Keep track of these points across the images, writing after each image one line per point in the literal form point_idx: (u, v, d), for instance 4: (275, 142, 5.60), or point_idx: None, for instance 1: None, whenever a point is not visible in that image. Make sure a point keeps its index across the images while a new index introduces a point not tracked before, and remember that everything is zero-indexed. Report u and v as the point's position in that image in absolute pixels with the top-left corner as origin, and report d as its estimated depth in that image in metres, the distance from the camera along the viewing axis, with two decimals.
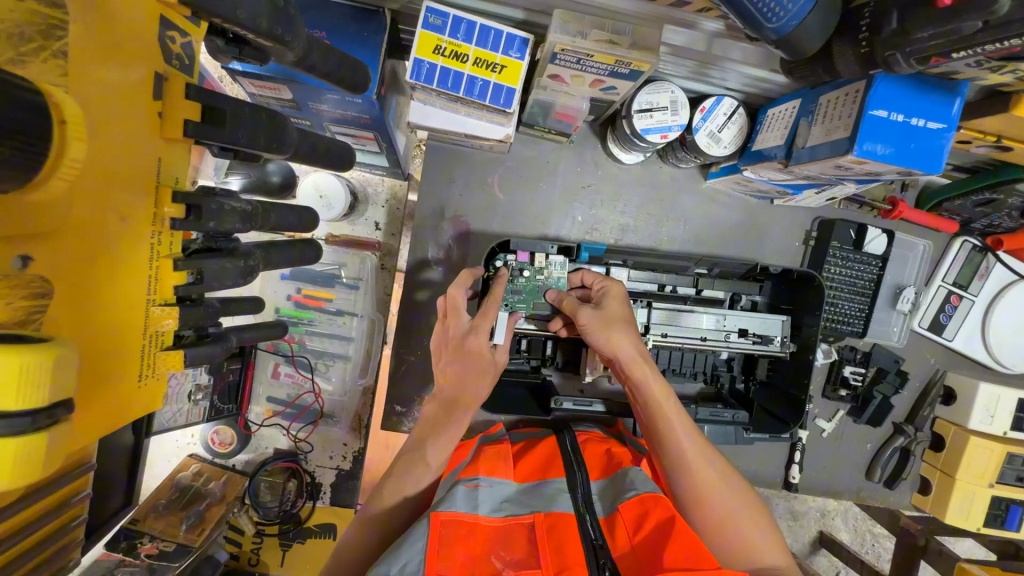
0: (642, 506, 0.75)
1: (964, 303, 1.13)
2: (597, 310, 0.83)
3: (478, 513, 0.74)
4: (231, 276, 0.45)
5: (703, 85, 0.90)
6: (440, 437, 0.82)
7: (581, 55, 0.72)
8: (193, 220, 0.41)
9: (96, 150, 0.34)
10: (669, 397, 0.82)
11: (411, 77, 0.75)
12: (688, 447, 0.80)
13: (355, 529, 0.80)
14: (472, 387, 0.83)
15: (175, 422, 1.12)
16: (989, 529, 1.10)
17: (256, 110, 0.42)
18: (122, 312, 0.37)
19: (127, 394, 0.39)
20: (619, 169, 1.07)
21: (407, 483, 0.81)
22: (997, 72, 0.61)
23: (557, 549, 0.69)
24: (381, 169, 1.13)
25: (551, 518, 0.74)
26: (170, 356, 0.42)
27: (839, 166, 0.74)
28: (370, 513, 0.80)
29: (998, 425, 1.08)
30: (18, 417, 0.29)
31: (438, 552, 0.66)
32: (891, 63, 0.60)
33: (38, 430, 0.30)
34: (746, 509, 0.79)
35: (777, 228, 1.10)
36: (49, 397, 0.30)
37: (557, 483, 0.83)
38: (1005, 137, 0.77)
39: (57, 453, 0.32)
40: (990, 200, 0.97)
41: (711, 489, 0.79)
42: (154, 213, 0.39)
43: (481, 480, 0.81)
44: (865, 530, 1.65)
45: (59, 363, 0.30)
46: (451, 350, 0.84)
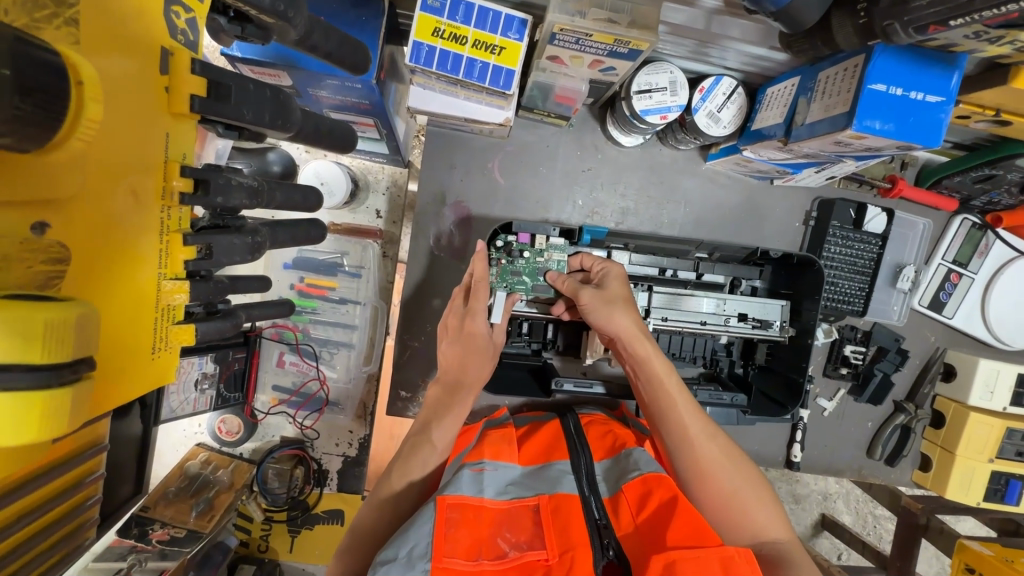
0: (646, 486, 0.76)
1: (963, 281, 1.13)
2: (598, 291, 0.85)
3: (483, 496, 0.75)
4: (240, 251, 0.45)
5: (702, 65, 0.90)
6: (445, 418, 0.85)
7: (580, 35, 0.72)
8: (201, 195, 0.41)
9: (109, 119, 0.34)
10: (670, 375, 0.83)
11: (411, 61, 0.76)
12: (690, 424, 0.81)
13: (366, 511, 0.81)
14: (472, 367, 0.88)
15: (182, 411, 1.12)
16: (989, 503, 1.11)
17: (261, 86, 0.42)
18: (136, 283, 0.38)
19: (142, 365, 0.40)
20: (618, 153, 1.07)
21: (414, 466, 0.82)
22: (996, 43, 0.61)
23: (562, 529, 0.71)
24: (381, 157, 1.13)
25: (555, 500, 0.75)
26: (181, 330, 0.42)
27: (839, 142, 0.74)
28: (382, 495, 0.81)
29: (997, 400, 1.10)
30: (43, 370, 0.30)
31: (445, 535, 0.68)
32: (890, 33, 0.61)
33: (61, 384, 0.31)
34: (750, 485, 0.79)
35: (777, 209, 1.10)
36: (71, 354, 0.31)
37: (561, 465, 0.84)
38: (1004, 111, 0.77)
39: (80, 413, 0.33)
40: (990, 176, 0.98)
41: (714, 465, 0.79)
42: (164, 187, 0.40)
43: (486, 463, 0.82)
44: (867, 512, 1.67)
45: (78, 323, 0.31)
46: (459, 334, 0.88)
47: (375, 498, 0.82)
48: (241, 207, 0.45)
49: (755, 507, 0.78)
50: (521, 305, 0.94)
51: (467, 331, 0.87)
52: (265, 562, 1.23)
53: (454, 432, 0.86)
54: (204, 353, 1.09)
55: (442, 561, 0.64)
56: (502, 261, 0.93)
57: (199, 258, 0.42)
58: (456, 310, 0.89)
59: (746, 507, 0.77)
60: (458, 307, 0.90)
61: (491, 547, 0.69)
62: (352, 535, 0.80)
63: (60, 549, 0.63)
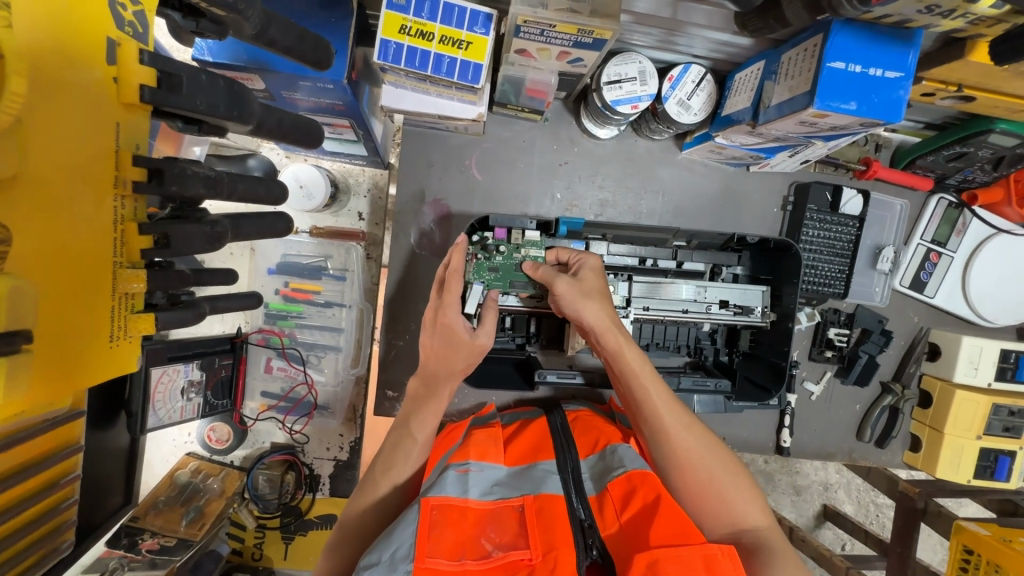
0: (630, 483, 0.77)
1: (943, 260, 1.14)
2: (572, 283, 0.85)
3: (468, 497, 0.76)
4: (197, 243, 0.45)
5: (670, 55, 0.91)
6: (423, 411, 0.87)
7: (544, 26, 0.73)
8: (155, 185, 0.41)
9: (44, 101, 0.35)
10: (645, 366, 0.84)
11: (379, 59, 0.76)
12: (666, 414, 0.81)
13: (353, 510, 0.81)
14: (449, 365, 0.88)
15: (169, 420, 1.09)
16: (980, 480, 1.12)
17: (214, 77, 0.42)
18: (89, 271, 0.39)
19: (98, 353, 0.40)
20: (595, 145, 1.08)
21: (396, 459, 0.84)
22: (948, 17, 0.63)
23: (547, 528, 0.70)
24: (360, 159, 1.14)
25: (539, 500, 0.75)
26: (142, 319, 0.44)
27: (804, 123, 0.75)
28: (366, 492, 0.82)
29: (982, 377, 1.09)
30: None
31: (428, 536, 0.68)
32: (836, 5, 0.64)
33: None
34: (729, 472, 0.79)
35: (754, 195, 1.11)
36: (6, 325, 0.33)
37: (547, 464, 0.84)
38: (966, 86, 0.78)
39: (23, 379, 0.35)
40: (961, 154, 0.99)
41: (691, 453, 0.80)
42: (116, 176, 0.40)
43: (471, 464, 0.82)
44: (868, 502, 1.66)
45: (12, 293, 0.34)
46: (439, 329, 0.87)
47: (361, 501, 0.82)
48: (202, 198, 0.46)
49: (734, 493, 0.78)
50: (506, 299, 0.93)
51: (443, 324, 0.87)
52: (259, 570, 1.22)
53: (435, 427, 0.87)
54: (189, 361, 1.10)
55: (426, 562, 0.64)
56: (477, 256, 0.93)
57: (156, 247, 0.43)
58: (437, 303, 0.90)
59: (725, 493, 0.77)
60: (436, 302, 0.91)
61: (475, 549, 0.69)
62: (338, 532, 0.81)
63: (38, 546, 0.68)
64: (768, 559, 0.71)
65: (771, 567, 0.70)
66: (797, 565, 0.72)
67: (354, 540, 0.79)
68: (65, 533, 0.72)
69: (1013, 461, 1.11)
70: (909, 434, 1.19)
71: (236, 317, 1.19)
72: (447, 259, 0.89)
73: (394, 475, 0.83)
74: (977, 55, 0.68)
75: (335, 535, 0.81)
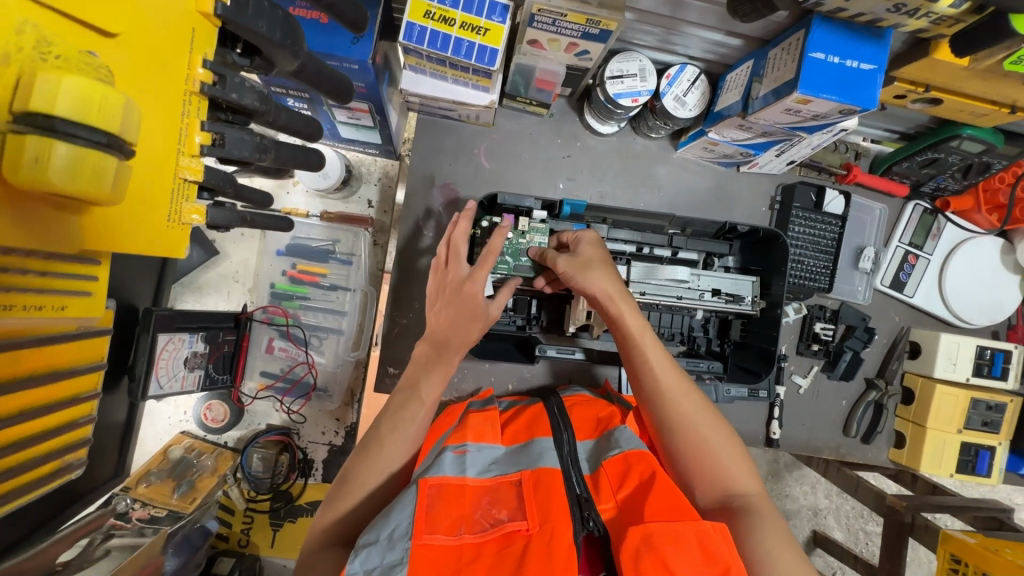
0: (626, 462, 0.78)
1: (920, 262, 1.21)
2: (573, 258, 0.89)
3: (466, 477, 0.77)
4: (246, 148, 0.53)
5: (668, 55, 1.00)
6: (432, 375, 0.87)
7: (556, 15, 0.81)
8: (219, 87, 0.49)
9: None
10: (647, 332, 0.85)
11: (403, 39, 0.83)
12: (664, 378, 0.83)
13: (360, 469, 0.80)
14: (462, 330, 0.87)
15: (169, 389, 1.09)
16: (961, 475, 1.15)
17: (274, 7, 0.48)
18: (164, 146, 0.47)
19: (156, 216, 0.48)
20: (596, 142, 1.15)
21: (403, 419, 0.84)
22: (913, 16, 0.71)
23: (544, 501, 0.71)
24: (374, 148, 1.20)
25: (537, 474, 0.77)
26: (194, 207, 0.52)
27: (789, 110, 0.83)
28: (373, 452, 0.82)
29: (961, 371, 1.14)
30: (94, 134, 0.38)
31: (425, 514, 0.69)
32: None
33: (101, 150, 0.39)
34: (721, 435, 0.80)
35: (743, 195, 1.18)
36: (119, 133, 0.40)
37: (544, 442, 0.85)
38: (933, 87, 0.87)
39: (118, 186, 0.42)
40: (933, 160, 1.08)
41: (687, 417, 0.80)
42: (188, 74, 0.47)
43: (468, 446, 0.83)
44: (857, 529, 1.67)
45: (126, 112, 0.40)
46: (450, 290, 0.87)
47: (370, 465, 0.80)
48: (255, 112, 0.53)
49: (725, 454, 0.78)
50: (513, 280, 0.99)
51: (466, 293, 0.85)
52: (245, 555, 1.20)
53: (441, 389, 0.88)
54: (194, 331, 1.11)
55: (423, 538, 0.66)
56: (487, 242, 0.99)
57: (212, 146, 0.51)
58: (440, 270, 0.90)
59: (717, 455, 0.78)
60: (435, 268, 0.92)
61: (474, 522, 0.70)
62: (342, 482, 0.80)
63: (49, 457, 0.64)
64: (756, 521, 0.71)
65: (757, 527, 0.70)
66: (781, 526, 0.72)
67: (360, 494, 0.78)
68: (78, 450, 0.69)
69: (993, 455, 1.15)
70: (893, 431, 1.23)
71: (242, 295, 1.24)
72: (460, 234, 0.88)
73: (404, 435, 0.83)
74: (941, 53, 0.76)
75: (338, 485, 0.80)
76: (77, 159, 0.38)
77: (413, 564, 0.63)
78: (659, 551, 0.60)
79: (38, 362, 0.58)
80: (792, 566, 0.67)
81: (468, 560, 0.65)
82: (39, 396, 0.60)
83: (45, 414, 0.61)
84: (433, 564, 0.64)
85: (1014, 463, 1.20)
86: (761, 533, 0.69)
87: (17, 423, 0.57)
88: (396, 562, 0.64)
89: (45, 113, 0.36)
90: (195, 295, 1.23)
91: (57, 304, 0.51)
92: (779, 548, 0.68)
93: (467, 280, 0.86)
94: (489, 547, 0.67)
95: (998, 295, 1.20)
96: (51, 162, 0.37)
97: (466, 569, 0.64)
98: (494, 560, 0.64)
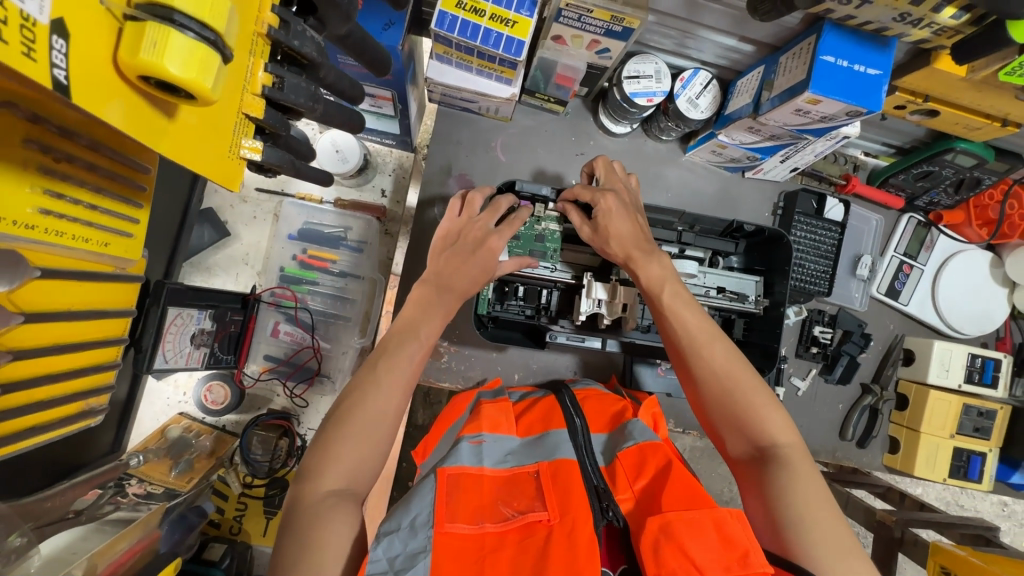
0: (640, 454, 0.78)
1: (914, 272, 1.26)
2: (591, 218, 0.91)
3: (483, 466, 0.78)
4: (299, 93, 0.58)
5: (682, 60, 1.05)
6: (432, 317, 0.82)
7: (583, 11, 0.85)
8: (283, 32, 0.53)
9: None
10: (670, 284, 0.84)
11: (435, 26, 0.87)
12: (692, 331, 0.81)
13: (357, 412, 0.71)
14: (466, 277, 0.83)
15: (175, 363, 1.05)
16: (954, 479, 1.19)
17: None
18: (237, 75, 0.51)
19: (220, 141, 0.52)
20: (609, 141, 1.19)
21: (400, 361, 0.76)
22: (917, 26, 0.76)
23: (563, 492, 0.72)
24: (391, 139, 1.23)
25: (554, 466, 0.77)
26: (252, 145, 0.57)
27: (799, 111, 0.87)
28: (369, 394, 0.72)
29: (954, 378, 1.18)
30: (210, 33, 0.43)
31: (445, 504, 0.70)
32: None
33: (212, 51, 0.44)
34: (760, 390, 0.76)
35: (748, 199, 1.23)
36: (224, 36, 0.44)
37: (560, 433, 0.85)
38: (932, 98, 0.92)
39: (218, 91, 0.46)
40: (928, 172, 1.13)
41: (720, 374, 0.77)
42: (260, 15, 0.51)
43: (484, 436, 0.83)
44: None
45: (229, 19, 0.45)
46: (470, 240, 0.86)
47: (367, 408, 0.71)
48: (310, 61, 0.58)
49: (762, 410, 0.74)
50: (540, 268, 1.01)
51: (488, 247, 0.84)
52: (236, 542, 1.17)
53: (440, 332, 0.83)
54: (203, 309, 1.08)
55: (445, 526, 0.67)
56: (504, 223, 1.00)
57: (272, 87, 0.55)
58: (465, 214, 0.89)
59: (752, 412, 0.75)
60: (456, 213, 0.91)
61: (493, 513, 0.71)
62: (337, 425, 0.70)
63: (77, 396, 0.72)
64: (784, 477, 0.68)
65: (787, 490, 0.67)
66: (819, 487, 0.68)
67: (360, 439, 0.69)
68: (98, 396, 0.76)
69: (984, 461, 1.19)
70: (888, 436, 1.26)
71: (250, 277, 1.25)
72: (509, 204, 0.92)
73: (402, 377, 0.75)
74: (940, 63, 0.82)
75: (332, 429, 0.70)
76: (191, 50, 0.41)
77: (436, 552, 0.64)
78: (678, 540, 0.61)
79: (79, 299, 0.66)
80: (821, 532, 0.64)
81: (490, 549, 0.66)
82: (75, 333, 0.68)
83: (77, 351, 0.68)
84: (456, 551, 0.64)
85: (1004, 471, 1.23)
86: (791, 497, 0.67)
87: (56, 353, 0.65)
88: (419, 550, 0.64)
89: (167, 6, 0.40)
90: (202, 274, 1.22)
91: (100, 240, 0.64)
92: (809, 513, 0.66)
93: (492, 233, 0.86)
94: (510, 536, 0.67)
95: (988, 307, 1.25)
96: (180, 52, 0.40)
97: (489, 558, 0.64)
98: (515, 550, 0.65)
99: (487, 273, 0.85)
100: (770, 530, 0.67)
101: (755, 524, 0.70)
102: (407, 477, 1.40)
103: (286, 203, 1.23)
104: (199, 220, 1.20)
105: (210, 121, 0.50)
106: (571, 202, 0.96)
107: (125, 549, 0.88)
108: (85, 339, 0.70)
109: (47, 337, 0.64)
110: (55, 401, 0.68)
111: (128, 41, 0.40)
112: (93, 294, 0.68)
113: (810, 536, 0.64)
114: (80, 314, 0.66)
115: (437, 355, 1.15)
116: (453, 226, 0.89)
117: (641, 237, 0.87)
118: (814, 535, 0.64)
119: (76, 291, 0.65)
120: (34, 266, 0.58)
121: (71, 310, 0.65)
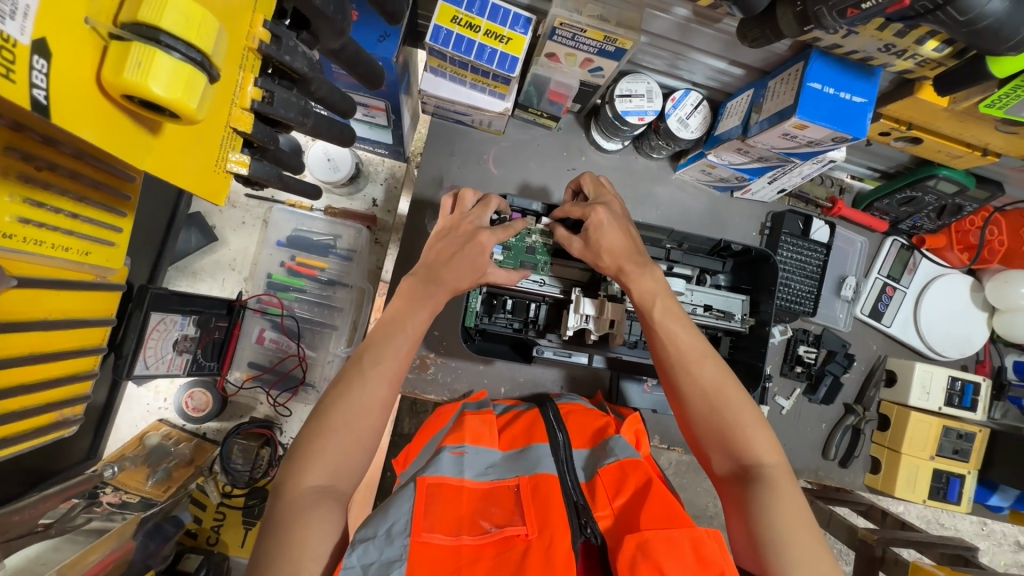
0: (621, 471, 0.78)
1: (898, 294, 1.27)
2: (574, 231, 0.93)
3: (464, 478, 0.77)
4: (290, 107, 0.58)
5: (674, 80, 1.06)
6: (418, 312, 0.81)
7: (576, 30, 0.86)
8: (275, 47, 0.54)
9: None
10: (662, 298, 0.84)
11: (430, 40, 0.87)
12: (681, 346, 0.81)
13: (339, 409, 0.70)
14: (459, 280, 0.83)
15: (156, 369, 1.03)
16: (934, 500, 1.20)
17: None
18: (225, 89, 0.51)
19: (207, 156, 0.52)
20: (600, 157, 1.20)
21: (386, 356, 0.75)
22: (901, 57, 0.78)
23: (542, 507, 0.71)
24: (384, 148, 1.23)
25: (534, 480, 0.76)
26: (239, 159, 0.56)
27: (786, 135, 0.89)
28: (353, 386, 0.72)
29: (935, 400, 1.20)
30: (196, 52, 0.43)
31: (424, 513, 0.70)
32: (820, 17, 0.68)
33: (198, 70, 0.44)
34: (747, 409, 0.76)
35: (736, 219, 1.24)
36: (212, 55, 0.44)
37: (541, 448, 0.84)
38: (915, 126, 0.95)
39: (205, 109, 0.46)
40: (911, 198, 1.15)
41: (707, 391, 0.78)
42: (250, 29, 0.51)
43: (466, 447, 0.83)
44: None
45: (218, 38, 0.45)
46: (461, 233, 0.85)
47: (351, 404, 0.71)
48: (302, 74, 0.58)
49: (748, 429, 0.75)
50: (529, 280, 1.01)
51: (477, 240, 0.83)
52: (213, 553, 1.14)
53: (427, 326, 0.82)
54: (186, 315, 1.06)
55: (422, 535, 0.66)
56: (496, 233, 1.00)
57: (261, 101, 0.55)
58: (457, 211, 0.90)
59: (737, 430, 0.75)
60: (449, 210, 0.92)
61: (472, 526, 0.71)
62: (319, 419, 0.70)
63: (53, 406, 0.70)
64: (766, 495, 0.68)
65: (769, 509, 0.67)
66: (801, 507, 0.69)
67: (343, 433, 0.69)
68: (75, 405, 0.75)
69: (963, 483, 1.20)
70: (870, 456, 1.27)
71: (237, 283, 1.23)
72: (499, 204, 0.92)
73: (388, 369, 0.75)
74: (924, 93, 0.84)
75: (313, 426, 0.69)
76: (177, 70, 0.41)
77: (413, 561, 0.63)
78: (653, 557, 0.62)
79: (59, 306, 0.65)
80: (800, 552, 0.65)
81: (466, 562, 0.65)
82: (52, 341, 0.67)
83: (54, 360, 0.67)
84: (432, 562, 0.64)
85: (983, 494, 1.25)
86: (772, 516, 0.67)
87: (33, 362, 0.64)
88: (395, 558, 0.64)
89: (153, 26, 0.40)
90: (188, 279, 1.21)
91: (83, 249, 0.63)
92: (790, 533, 0.66)
93: (484, 229, 0.85)
94: (487, 550, 0.67)
95: (968, 329, 1.27)
96: (166, 73, 0.40)
97: (465, 570, 0.64)
98: (493, 563, 0.65)
99: (476, 269, 0.83)
100: (750, 548, 0.68)
101: (736, 541, 0.71)
102: (389, 487, 1.39)
103: (275, 209, 1.22)
104: (185, 224, 1.19)
105: (196, 136, 0.50)
106: (561, 221, 0.97)
107: (99, 560, 0.86)
108: (62, 349, 0.69)
109: (22, 346, 0.62)
110: (31, 411, 0.67)
111: (111, 60, 0.40)
112: (73, 303, 0.67)
113: (790, 556, 0.64)
114: (58, 323, 0.65)
115: (423, 366, 1.15)
116: (447, 223, 0.89)
117: (634, 251, 0.87)
118: (793, 555, 0.64)
119: (55, 301, 0.64)
120: (10, 275, 0.57)
121: (50, 320, 0.64)
